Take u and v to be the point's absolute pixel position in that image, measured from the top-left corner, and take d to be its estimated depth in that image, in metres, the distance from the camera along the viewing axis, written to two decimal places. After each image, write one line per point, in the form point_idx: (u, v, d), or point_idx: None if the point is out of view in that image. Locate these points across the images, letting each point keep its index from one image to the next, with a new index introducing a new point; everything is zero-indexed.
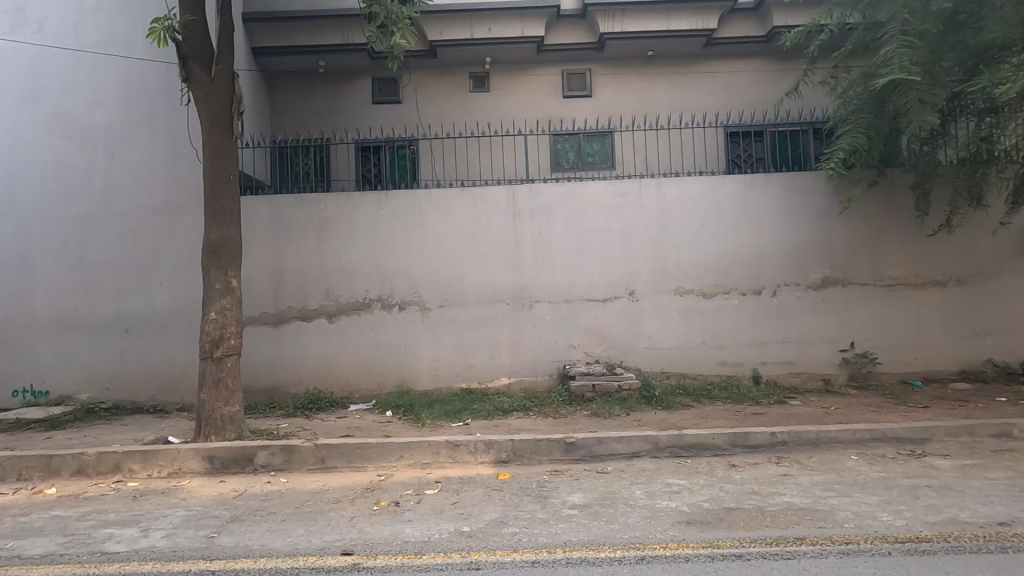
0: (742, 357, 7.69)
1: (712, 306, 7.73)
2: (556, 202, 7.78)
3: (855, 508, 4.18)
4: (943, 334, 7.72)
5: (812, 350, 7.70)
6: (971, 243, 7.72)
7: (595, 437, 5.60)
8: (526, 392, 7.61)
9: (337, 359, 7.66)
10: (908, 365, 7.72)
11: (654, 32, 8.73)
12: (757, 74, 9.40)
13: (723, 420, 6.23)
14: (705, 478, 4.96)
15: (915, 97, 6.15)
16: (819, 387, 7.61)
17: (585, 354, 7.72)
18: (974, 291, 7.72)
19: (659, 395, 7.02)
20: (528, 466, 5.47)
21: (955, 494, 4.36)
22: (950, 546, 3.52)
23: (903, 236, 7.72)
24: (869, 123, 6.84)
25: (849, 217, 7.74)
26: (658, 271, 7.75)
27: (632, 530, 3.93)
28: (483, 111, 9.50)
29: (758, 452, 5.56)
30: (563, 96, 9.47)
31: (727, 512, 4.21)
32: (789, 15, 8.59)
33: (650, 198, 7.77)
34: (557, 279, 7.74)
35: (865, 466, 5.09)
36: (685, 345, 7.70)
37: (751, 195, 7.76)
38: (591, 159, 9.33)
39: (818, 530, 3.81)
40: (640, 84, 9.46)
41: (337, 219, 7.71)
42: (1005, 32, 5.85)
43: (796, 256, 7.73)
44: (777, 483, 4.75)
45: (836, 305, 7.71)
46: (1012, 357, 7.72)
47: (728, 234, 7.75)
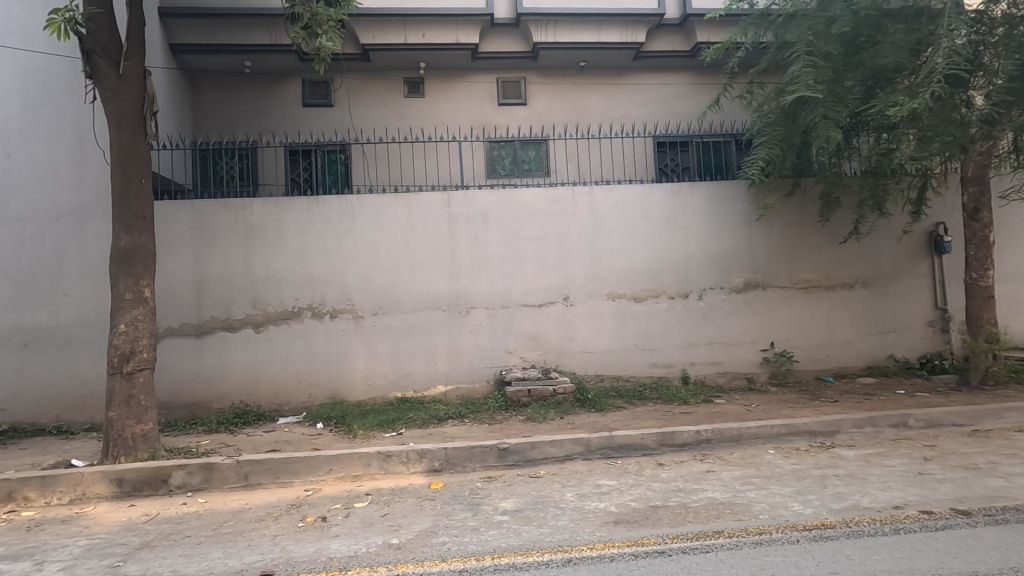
0: (672, 358, 7.98)
1: (643, 309, 7.98)
2: (492, 209, 7.81)
3: (770, 499, 4.42)
4: (852, 332, 8.32)
5: (736, 350, 8.09)
6: (874, 249, 8.37)
7: (529, 442, 5.64)
8: (463, 399, 7.57)
9: (265, 370, 7.34)
10: (822, 362, 8.25)
11: (586, 44, 8.95)
12: (685, 87, 9.82)
13: (653, 421, 6.42)
14: (633, 478, 5.10)
15: (821, 114, 6.62)
16: (742, 385, 8.00)
17: (521, 359, 7.77)
18: (878, 292, 8.36)
19: (592, 398, 7.19)
20: (462, 474, 5.44)
21: (858, 482, 4.69)
22: (851, 530, 3.79)
23: (816, 242, 8.28)
24: (783, 137, 7.28)
25: (768, 224, 8.21)
26: (591, 276, 7.92)
27: (561, 533, 3.98)
28: (419, 117, 9.43)
29: (684, 450, 5.78)
30: (498, 103, 9.54)
31: (653, 509, 4.34)
32: (711, 32, 9.05)
33: (583, 206, 7.95)
34: (493, 286, 7.76)
35: (781, 460, 5.39)
36: (618, 348, 7.91)
37: (679, 202, 8.09)
38: (526, 166, 9.46)
39: (735, 523, 4.00)
40: (575, 94, 9.68)
41: (265, 225, 7.41)
42: (896, 56, 6.41)
43: (720, 261, 8.12)
44: (700, 479, 4.96)
45: (757, 307, 8.15)
46: (911, 353, 8.40)
47: (658, 240, 8.04)
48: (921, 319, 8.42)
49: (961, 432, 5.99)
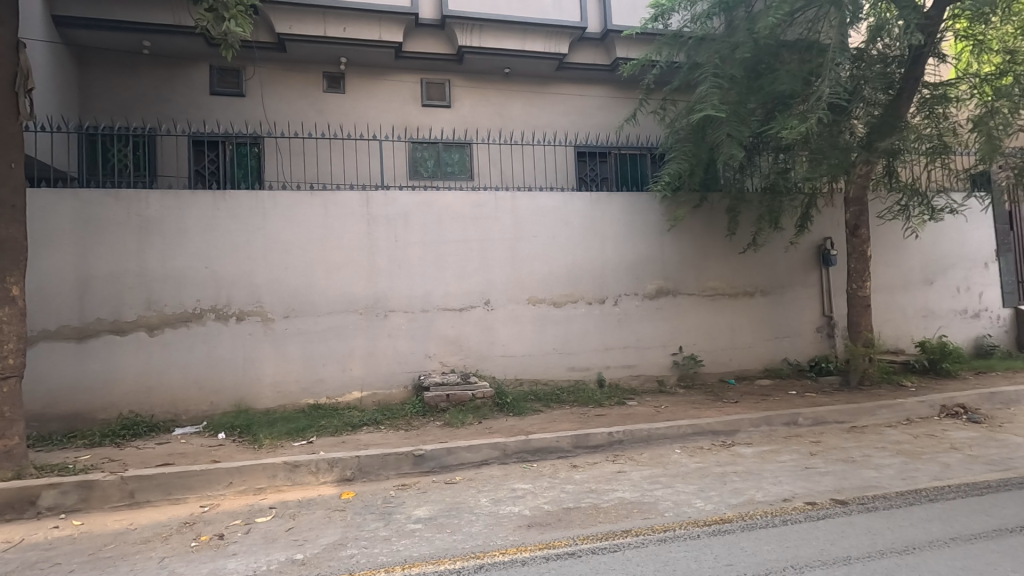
0: (589, 361, 8.20)
1: (562, 314, 8.14)
2: (413, 211, 7.66)
3: (675, 497, 4.63)
4: (752, 337, 8.94)
5: (648, 353, 8.45)
6: (771, 260, 9.05)
7: (445, 447, 5.58)
8: (379, 405, 7.35)
9: (161, 376, 6.76)
10: (725, 365, 8.80)
11: (510, 51, 9.05)
12: (605, 100, 10.15)
13: (569, 423, 6.56)
14: (548, 480, 5.17)
15: (726, 132, 7.05)
16: (654, 388, 8.36)
17: (440, 363, 7.68)
18: (775, 300, 9.04)
19: (511, 402, 7.23)
20: (375, 483, 5.28)
21: (754, 477, 5.03)
22: (746, 523, 4.04)
23: (722, 252, 8.82)
24: (692, 152, 7.69)
25: (678, 234, 8.65)
26: (512, 281, 7.98)
27: (474, 539, 3.94)
28: (338, 113, 9.10)
29: (597, 452, 5.93)
30: (422, 104, 9.40)
31: (566, 511, 4.41)
32: (629, 49, 9.43)
33: (505, 211, 7.99)
34: (412, 288, 7.62)
35: (686, 458, 5.67)
36: (537, 352, 8.01)
37: (597, 210, 8.34)
38: (450, 169, 9.40)
39: (642, 521, 4.15)
40: (499, 100, 9.74)
41: (162, 219, 6.84)
42: (791, 84, 6.97)
43: (635, 269, 8.45)
44: (612, 479, 5.11)
45: (668, 313, 8.56)
46: (802, 356, 9.15)
47: (577, 247, 8.24)
48: (810, 325, 9.20)
49: (842, 428, 6.60)
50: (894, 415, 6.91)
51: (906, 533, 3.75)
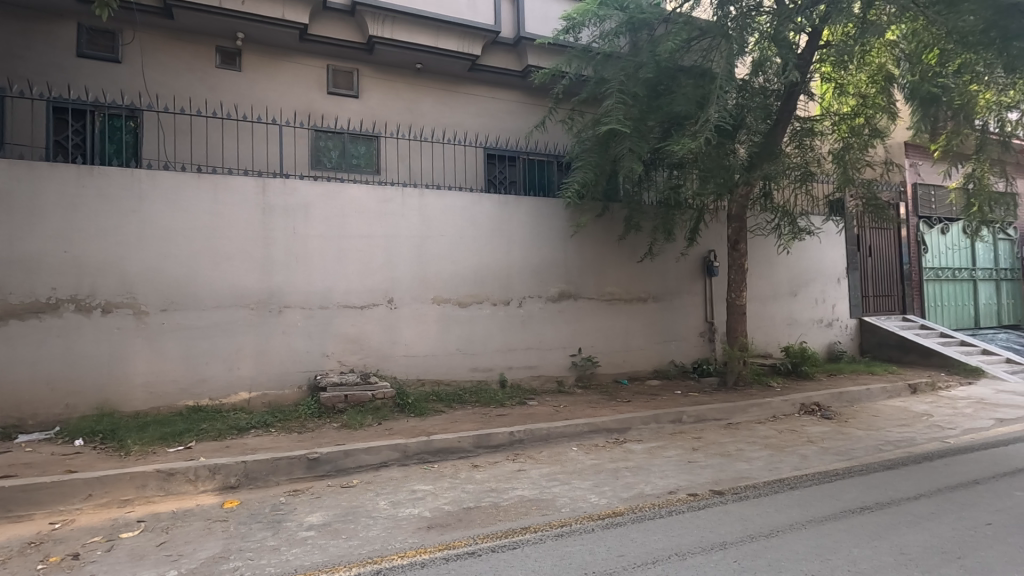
0: (492, 362, 8.27)
1: (467, 315, 8.15)
2: (315, 202, 7.28)
3: (571, 493, 4.80)
4: (645, 341, 9.51)
5: (549, 355, 8.69)
6: (663, 269, 9.70)
7: (342, 450, 5.37)
8: (269, 407, 6.89)
9: (3, 375, 5.86)
10: (619, 366, 9.27)
11: (422, 46, 8.90)
12: (516, 104, 10.24)
13: (471, 423, 6.57)
14: (449, 481, 5.13)
15: (628, 146, 7.43)
16: (553, 388, 8.60)
17: (339, 362, 7.36)
18: (665, 306, 9.70)
19: (412, 403, 7.09)
20: (262, 490, 4.94)
21: (643, 472, 5.35)
22: (635, 516, 4.29)
23: (620, 260, 9.32)
24: (596, 163, 8.01)
25: (581, 240, 9.01)
26: (417, 280, 7.85)
27: (371, 544, 3.82)
28: (232, 92, 8.43)
29: (498, 451, 6.00)
30: (327, 91, 8.97)
31: (466, 511, 4.40)
32: (540, 57, 9.67)
33: (413, 208, 7.85)
34: (310, 284, 7.24)
35: (582, 455, 5.90)
36: (440, 353, 7.95)
37: (505, 212, 8.46)
38: (355, 161, 9.05)
39: (540, 518, 4.25)
40: (410, 95, 9.52)
41: (11, 194, 5.93)
42: (686, 106, 7.50)
43: (539, 272, 8.67)
44: (512, 478, 5.19)
45: (570, 316, 8.87)
46: (687, 358, 9.89)
47: (484, 248, 8.30)
48: (694, 330, 9.96)
49: (719, 425, 7.21)
50: (762, 412, 7.67)
51: (771, 518, 4.18)
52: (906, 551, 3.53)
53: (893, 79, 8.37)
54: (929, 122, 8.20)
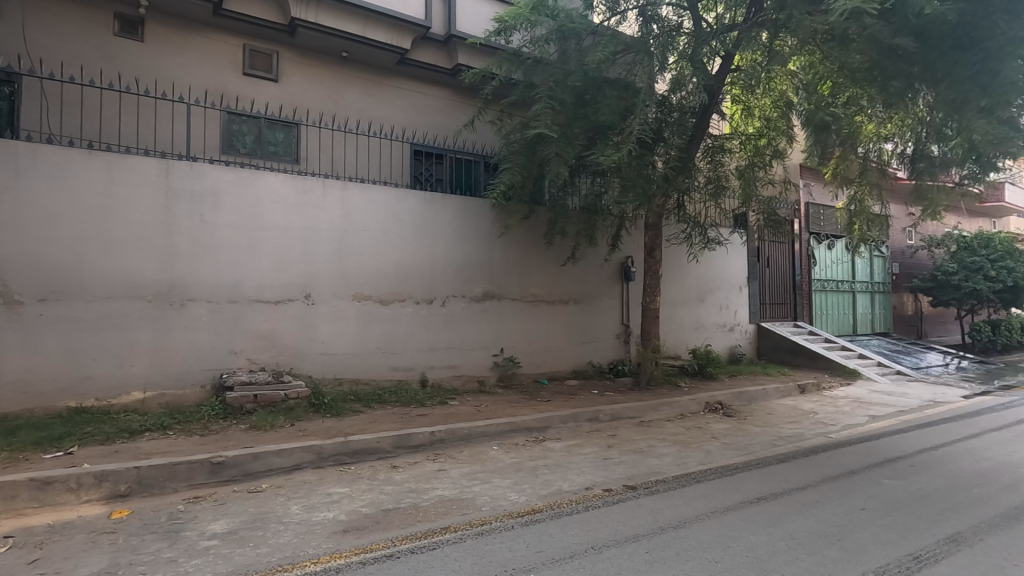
0: (413, 361, 8.13)
1: (388, 312, 7.96)
2: (225, 188, 6.80)
3: (491, 491, 4.82)
4: (565, 342, 9.76)
5: (472, 355, 8.68)
6: (584, 272, 10.00)
7: (250, 453, 5.06)
8: (166, 408, 6.35)
9: None
10: (539, 367, 9.44)
11: (349, 34, 8.60)
12: (444, 102, 10.13)
13: (390, 423, 6.41)
14: (366, 483, 4.98)
15: (554, 151, 7.56)
16: (475, 388, 8.60)
17: (248, 360, 6.92)
18: (585, 308, 10.00)
19: (328, 403, 6.81)
20: (157, 498, 4.55)
21: (561, 469, 5.48)
22: (554, 512, 4.38)
23: (543, 262, 9.50)
24: (524, 166, 8.08)
25: (506, 240, 9.09)
26: (337, 275, 7.57)
27: (281, 551, 3.62)
28: (134, 64, 7.71)
29: (418, 451, 5.91)
30: (243, 72, 8.43)
31: (384, 513, 4.30)
32: (471, 57, 9.65)
33: (334, 200, 7.55)
34: (218, 276, 6.76)
35: (502, 454, 5.94)
36: (359, 351, 7.70)
37: (431, 210, 8.36)
38: (272, 148, 8.58)
39: (461, 517, 4.24)
40: (333, 83, 9.15)
41: None
42: (610, 116, 7.77)
43: (464, 271, 8.65)
44: (432, 478, 5.13)
45: (493, 316, 8.92)
46: (604, 359, 10.26)
47: (408, 245, 8.15)
48: (612, 332, 10.36)
49: (632, 423, 7.54)
50: (671, 411, 8.11)
51: (679, 510, 4.43)
52: (795, 536, 3.88)
53: (792, 105, 9.15)
54: (821, 147, 9.07)
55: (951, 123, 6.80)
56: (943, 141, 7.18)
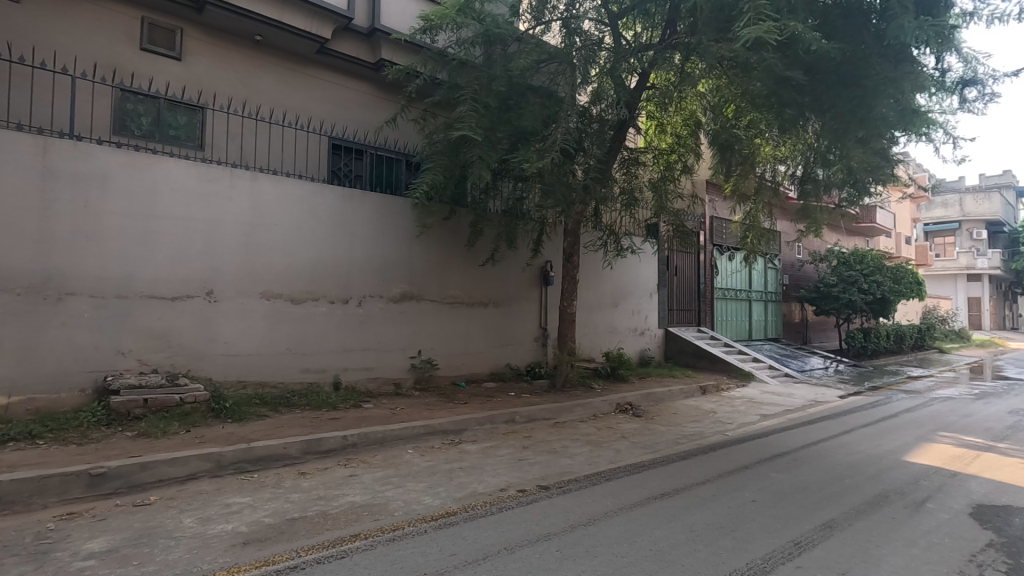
0: (325, 363, 7.82)
1: (300, 312, 7.60)
2: (116, 172, 6.20)
3: (405, 496, 4.73)
4: (483, 344, 9.79)
5: (388, 356, 8.49)
6: (503, 276, 10.09)
7: (138, 463, 4.63)
8: (37, 414, 5.67)
9: None
10: (457, 369, 9.40)
11: (263, 17, 8.13)
12: (367, 97, 9.85)
13: (299, 428, 6.11)
14: (270, 491, 4.71)
15: (477, 154, 7.53)
16: (391, 390, 8.41)
17: (138, 361, 6.34)
18: (504, 311, 10.09)
19: (230, 407, 6.38)
20: (22, 516, 4.05)
21: (477, 471, 5.49)
22: (468, 514, 4.37)
23: (463, 264, 9.48)
24: (446, 167, 8.00)
25: (427, 241, 8.99)
26: (243, 271, 7.11)
27: (170, 568, 3.34)
28: (7, 27, 6.83)
29: (328, 457, 5.69)
30: (140, 47, 7.72)
31: (290, 522, 4.09)
32: (395, 53, 9.46)
33: (242, 192, 7.10)
34: (105, 269, 6.14)
35: (418, 458, 5.85)
36: (267, 352, 7.29)
37: (349, 207, 8.09)
38: (173, 132, 7.91)
39: (372, 523, 4.12)
40: (245, 68, 8.61)
41: None
42: (533, 123, 7.88)
43: (382, 271, 8.44)
44: (342, 484, 4.95)
45: (411, 317, 8.77)
46: (521, 362, 10.39)
47: (323, 242, 7.83)
48: (529, 335, 10.52)
49: (547, 424, 7.70)
50: (585, 412, 8.37)
51: (589, 508, 4.58)
52: (694, 528, 4.13)
53: (700, 125, 9.75)
54: (725, 164, 9.72)
55: (834, 150, 7.58)
56: (827, 166, 7.97)
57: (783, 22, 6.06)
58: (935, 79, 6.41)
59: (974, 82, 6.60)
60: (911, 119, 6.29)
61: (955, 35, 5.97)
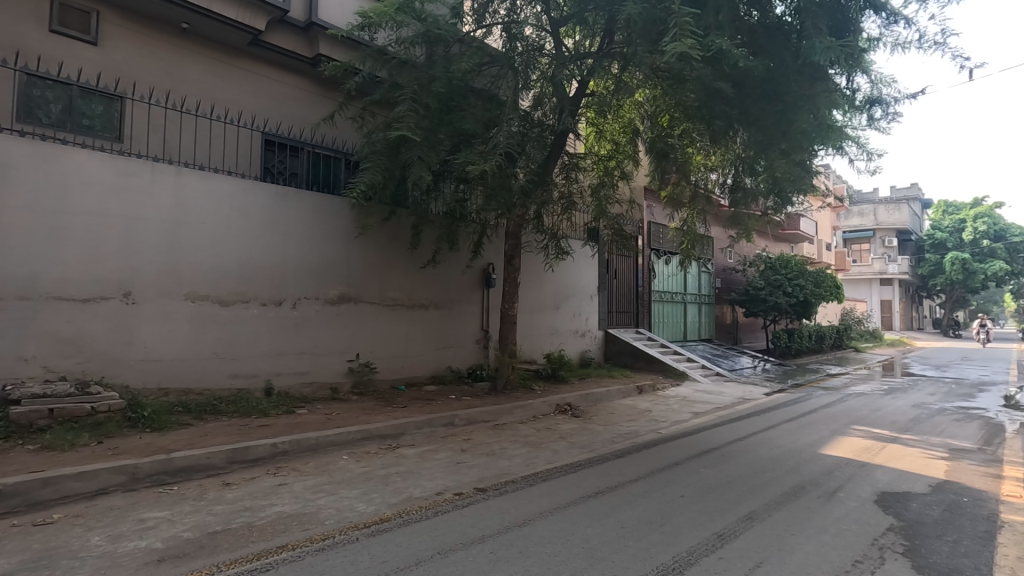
0: (256, 367, 7.49)
1: (229, 315, 7.26)
2: (18, 163, 5.71)
3: (337, 503, 4.61)
4: (424, 346, 9.68)
5: (324, 360, 8.24)
6: (445, 277, 10.04)
7: (39, 479, 4.29)
8: None
9: None
10: (397, 372, 9.25)
11: (190, 4, 7.71)
12: (303, 93, 9.55)
13: (225, 436, 5.84)
14: (191, 504, 4.47)
15: (417, 154, 7.40)
16: (327, 395, 8.16)
17: (43, 368, 5.87)
18: (445, 313, 10.03)
19: (149, 416, 6.01)
20: None
21: (413, 476, 5.42)
22: (402, 520, 4.31)
23: (404, 266, 9.35)
24: (385, 168, 7.83)
25: (365, 242, 8.80)
26: (166, 272, 6.72)
27: None
28: None
29: (256, 466, 5.47)
30: (50, 29, 7.15)
31: (211, 536, 3.89)
32: (333, 48, 9.24)
33: (165, 188, 6.71)
34: (5, 268, 5.65)
35: (353, 464, 5.70)
36: (191, 357, 6.92)
37: (283, 206, 7.81)
38: (87, 122, 7.37)
39: (301, 533, 3.99)
40: (170, 56, 8.14)
41: None
42: (474, 126, 7.86)
43: (318, 273, 8.19)
44: (271, 494, 4.76)
45: (348, 319, 8.56)
46: (463, 364, 10.36)
47: (254, 242, 7.51)
48: (471, 337, 10.50)
49: (487, 426, 7.71)
50: (524, 413, 8.44)
51: (525, 509, 4.62)
52: (625, 525, 4.25)
53: (638, 133, 10.11)
54: (661, 172, 10.05)
55: (760, 160, 7.99)
56: (753, 175, 8.41)
57: (710, 38, 6.35)
58: (847, 98, 6.90)
59: (878, 101, 7.17)
60: (827, 133, 6.71)
61: (863, 58, 6.46)
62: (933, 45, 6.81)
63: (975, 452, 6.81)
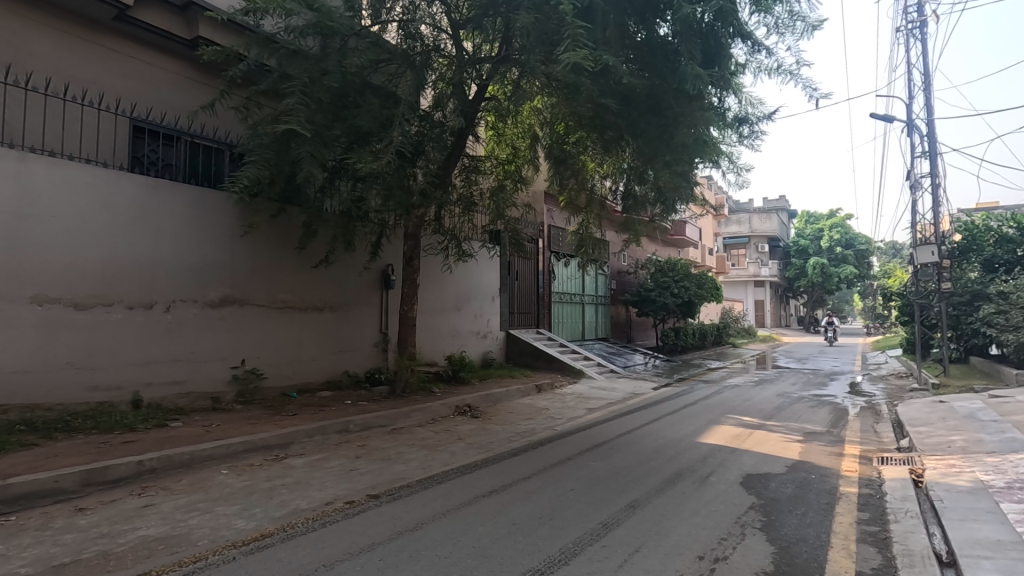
0: (121, 378, 6.76)
1: (86, 320, 6.47)
2: None
3: (213, 522, 4.28)
4: (317, 351, 9.26)
5: (204, 368, 7.61)
6: (340, 279, 9.67)
7: None
8: None
9: None
10: (287, 378, 8.76)
11: None
12: (179, 78, 8.77)
13: (80, 456, 5.20)
14: (33, 535, 3.94)
15: (308, 150, 7.03)
16: (206, 406, 7.55)
17: None
18: (340, 316, 9.66)
19: None
20: None
21: (301, 487, 5.17)
22: (285, 534, 4.09)
23: (295, 266, 8.89)
24: (273, 162, 7.36)
25: (251, 241, 8.25)
26: (4, 271, 5.87)
27: None
28: None
29: (117, 487, 4.94)
30: None
31: (57, 570, 3.46)
32: (214, 31, 8.61)
33: (4, 174, 5.85)
34: None
35: (233, 478, 5.33)
36: (38, 368, 6.10)
37: (154, 199, 7.11)
38: None
39: (168, 557, 3.66)
40: (13, 25, 7.11)
41: None
42: (369, 123, 7.62)
43: (196, 273, 7.55)
44: (133, 517, 4.32)
45: (231, 323, 7.97)
46: (360, 368, 10.03)
47: (118, 239, 6.77)
48: (369, 340, 10.20)
49: (384, 431, 7.54)
50: (423, 416, 8.35)
51: (417, 513, 4.57)
52: (516, 521, 4.34)
53: (536, 138, 10.38)
54: (559, 177, 10.41)
55: (648, 170, 8.48)
56: (642, 182, 8.92)
57: (600, 52, 6.67)
58: (721, 116, 7.53)
59: (746, 120, 7.94)
60: (704, 147, 7.29)
61: (733, 81, 7.09)
62: (790, 73, 7.62)
63: (824, 433, 7.76)
